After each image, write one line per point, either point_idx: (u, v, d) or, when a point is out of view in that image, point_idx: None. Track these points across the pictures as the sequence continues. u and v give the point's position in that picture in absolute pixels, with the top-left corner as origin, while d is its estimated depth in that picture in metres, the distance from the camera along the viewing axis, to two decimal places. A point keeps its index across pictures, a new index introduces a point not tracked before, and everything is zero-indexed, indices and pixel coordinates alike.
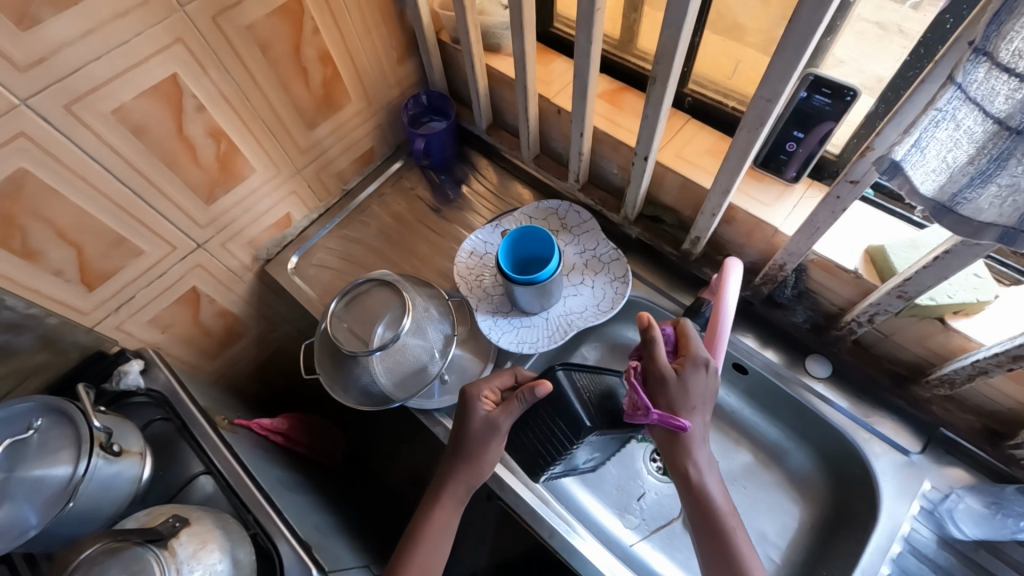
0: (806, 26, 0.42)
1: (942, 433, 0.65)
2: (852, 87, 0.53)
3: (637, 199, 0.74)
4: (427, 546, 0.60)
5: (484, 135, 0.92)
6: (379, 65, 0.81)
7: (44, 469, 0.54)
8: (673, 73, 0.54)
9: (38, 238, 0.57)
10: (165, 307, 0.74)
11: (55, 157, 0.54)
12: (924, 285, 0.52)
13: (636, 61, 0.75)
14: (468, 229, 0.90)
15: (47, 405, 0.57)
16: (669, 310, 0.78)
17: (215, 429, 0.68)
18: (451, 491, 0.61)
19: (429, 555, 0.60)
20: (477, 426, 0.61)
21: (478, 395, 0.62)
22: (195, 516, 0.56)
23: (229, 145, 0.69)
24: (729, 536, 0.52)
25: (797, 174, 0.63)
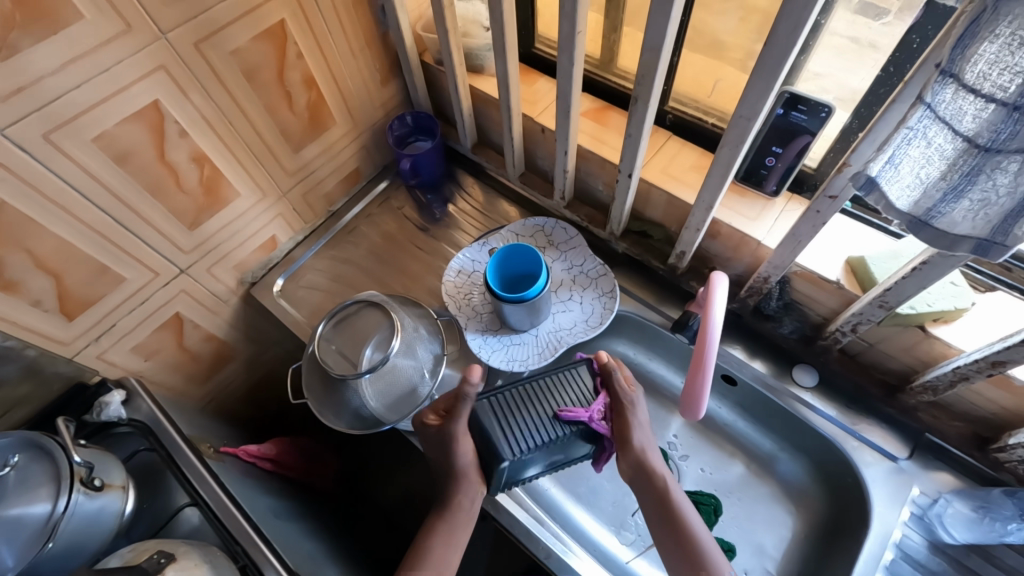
0: (782, 47, 0.43)
1: (928, 439, 0.67)
2: (828, 104, 0.55)
3: (623, 215, 0.75)
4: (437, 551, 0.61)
5: (469, 154, 0.93)
6: (363, 86, 0.81)
7: (22, 507, 0.52)
8: (654, 93, 0.55)
9: (17, 269, 0.55)
10: (149, 334, 0.73)
11: (34, 187, 0.53)
12: (904, 296, 0.53)
13: (618, 79, 0.76)
14: (456, 248, 0.90)
15: (26, 440, 0.56)
16: (658, 323, 0.78)
17: (201, 458, 0.66)
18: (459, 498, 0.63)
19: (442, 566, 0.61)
20: (434, 439, 0.63)
21: (427, 420, 0.64)
22: (182, 550, 0.55)
23: (212, 170, 0.68)
24: (693, 531, 0.58)
25: (777, 188, 0.65)
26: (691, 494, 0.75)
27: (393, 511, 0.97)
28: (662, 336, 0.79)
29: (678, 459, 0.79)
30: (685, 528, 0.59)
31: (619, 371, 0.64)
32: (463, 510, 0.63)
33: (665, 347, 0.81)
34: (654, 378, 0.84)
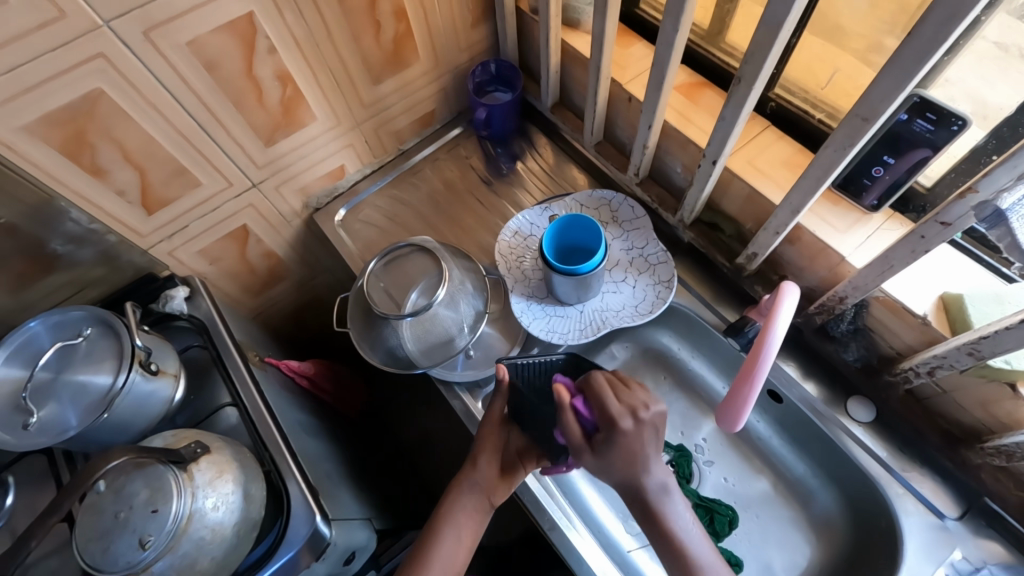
0: (926, 43, 0.37)
1: (986, 504, 0.61)
2: (962, 115, 0.47)
3: (697, 203, 0.70)
4: (445, 538, 0.62)
5: (547, 112, 0.89)
6: (452, 26, 0.79)
7: (88, 375, 0.57)
8: (761, 75, 0.50)
9: (107, 158, 0.59)
10: (216, 240, 0.77)
11: (130, 82, 0.55)
12: (1001, 348, 0.47)
13: (722, 55, 0.70)
14: (516, 207, 0.88)
15: (97, 316, 0.61)
16: (711, 323, 0.75)
17: (246, 364, 0.70)
18: (464, 494, 0.64)
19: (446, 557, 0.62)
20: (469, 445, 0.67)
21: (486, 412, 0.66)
22: (216, 445, 0.58)
23: (294, 90, 0.69)
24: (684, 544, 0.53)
25: (877, 203, 0.58)
26: (709, 501, 0.72)
27: (410, 445, 1.06)
28: (713, 337, 0.75)
29: (702, 463, 0.76)
30: (679, 547, 0.53)
31: (609, 399, 0.53)
32: (476, 511, 0.64)
33: (713, 348, 0.77)
34: (694, 377, 0.81)
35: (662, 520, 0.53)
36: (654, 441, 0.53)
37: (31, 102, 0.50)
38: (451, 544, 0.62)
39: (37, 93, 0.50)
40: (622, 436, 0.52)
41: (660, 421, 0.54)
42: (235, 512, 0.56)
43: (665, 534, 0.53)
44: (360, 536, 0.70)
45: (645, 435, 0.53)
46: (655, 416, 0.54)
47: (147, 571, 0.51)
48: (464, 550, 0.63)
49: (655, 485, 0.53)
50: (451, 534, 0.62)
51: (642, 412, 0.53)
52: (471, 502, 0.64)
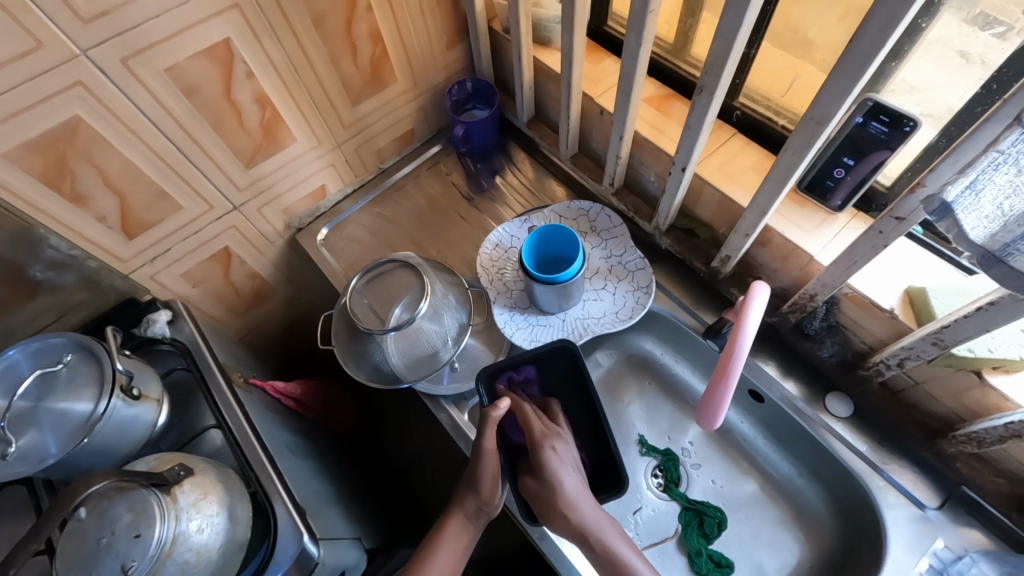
0: (868, 49, 0.39)
1: (964, 492, 0.62)
2: (913, 116, 0.50)
3: (671, 210, 0.72)
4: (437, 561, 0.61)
5: (524, 128, 0.91)
6: (427, 47, 0.81)
7: (69, 402, 0.57)
8: (721, 84, 0.52)
9: (86, 184, 0.60)
10: (198, 263, 0.77)
11: (108, 109, 0.56)
12: (962, 336, 0.49)
13: (688, 67, 0.72)
14: (497, 221, 0.90)
15: (78, 342, 0.61)
16: (690, 327, 0.76)
17: (230, 385, 0.70)
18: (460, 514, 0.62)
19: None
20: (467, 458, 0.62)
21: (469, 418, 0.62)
22: (200, 467, 0.58)
23: (273, 113, 0.70)
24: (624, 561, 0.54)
25: (842, 203, 0.60)
26: (698, 504, 0.73)
27: (399, 464, 1.05)
28: (693, 340, 0.77)
29: (690, 466, 0.77)
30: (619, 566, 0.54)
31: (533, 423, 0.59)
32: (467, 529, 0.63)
33: (694, 352, 0.79)
34: (678, 381, 0.82)
35: (599, 545, 0.54)
36: (567, 469, 0.56)
37: (9, 130, 0.51)
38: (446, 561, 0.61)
39: (17, 121, 0.51)
40: (546, 454, 0.57)
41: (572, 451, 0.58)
42: (221, 534, 0.55)
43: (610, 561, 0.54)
44: (349, 555, 0.69)
45: (557, 461, 0.56)
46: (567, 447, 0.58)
47: None
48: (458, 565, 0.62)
49: (582, 504, 0.55)
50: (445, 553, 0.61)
51: (548, 437, 0.58)
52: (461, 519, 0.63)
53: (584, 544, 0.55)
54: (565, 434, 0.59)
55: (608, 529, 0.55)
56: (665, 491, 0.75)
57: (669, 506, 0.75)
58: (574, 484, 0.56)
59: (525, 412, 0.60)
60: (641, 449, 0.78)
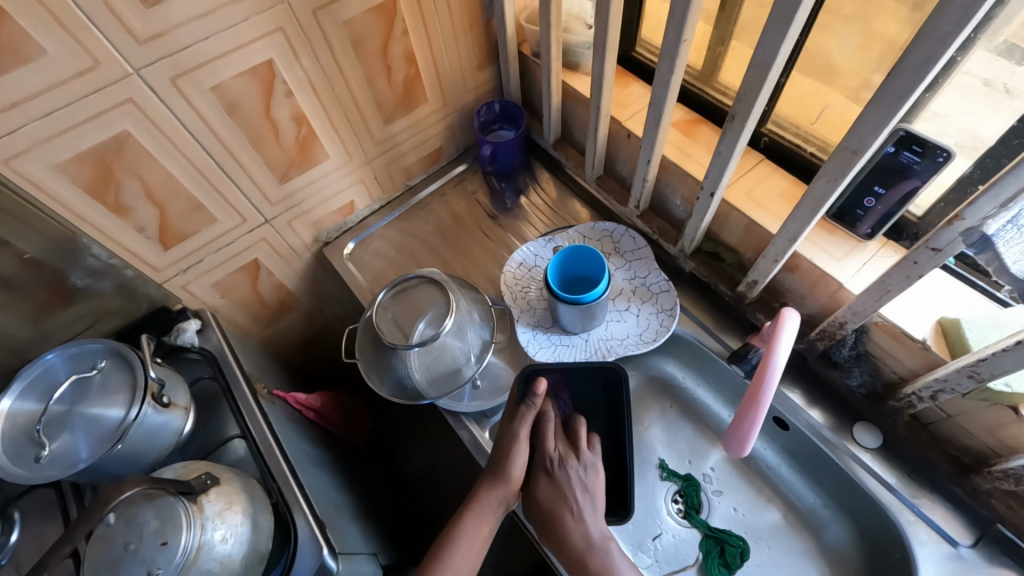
0: (907, 81, 0.40)
1: (999, 530, 0.60)
2: (946, 148, 0.50)
3: (697, 233, 0.72)
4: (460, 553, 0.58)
5: (549, 149, 0.93)
6: (459, 69, 0.83)
7: (102, 408, 0.58)
8: (754, 112, 0.52)
9: (130, 196, 0.62)
10: (228, 274, 0.79)
11: (155, 125, 0.59)
12: (1001, 369, 0.48)
13: (716, 94, 0.73)
14: (520, 239, 0.91)
15: (113, 349, 0.62)
16: (714, 351, 0.75)
17: (255, 396, 0.71)
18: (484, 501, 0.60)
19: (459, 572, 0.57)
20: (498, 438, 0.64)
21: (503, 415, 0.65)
22: (225, 476, 0.59)
23: (309, 130, 0.72)
24: None
25: (872, 231, 0.60)
26: (720, 532, 0.72)
27: (411, 479, 1.05)
28: (717, 365, 0.76)
29: (711, 492, 0.76)
30: None
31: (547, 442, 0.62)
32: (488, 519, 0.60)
33: (718, 376, 0.78)
34: (699, 405, 0.81)
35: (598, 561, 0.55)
36: (585, 484, 0.59)
37: (62, 144, 0.53)
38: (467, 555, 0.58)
39: (71, 135, 0.53)
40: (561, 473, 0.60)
41: (587, 470, 0.60)
42: (244, 544, 0.55)
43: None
44: (366, 571, 0.69)
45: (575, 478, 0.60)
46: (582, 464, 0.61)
47: None
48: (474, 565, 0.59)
49: (582, 514, 0.58)
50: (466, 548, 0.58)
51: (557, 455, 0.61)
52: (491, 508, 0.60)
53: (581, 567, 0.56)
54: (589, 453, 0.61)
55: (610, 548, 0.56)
56: (686, 517, 0.74)
57: (690, 533, 0.73)
58: (581, 504, 0.58)
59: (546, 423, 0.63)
60: (661, 473, 0.77)
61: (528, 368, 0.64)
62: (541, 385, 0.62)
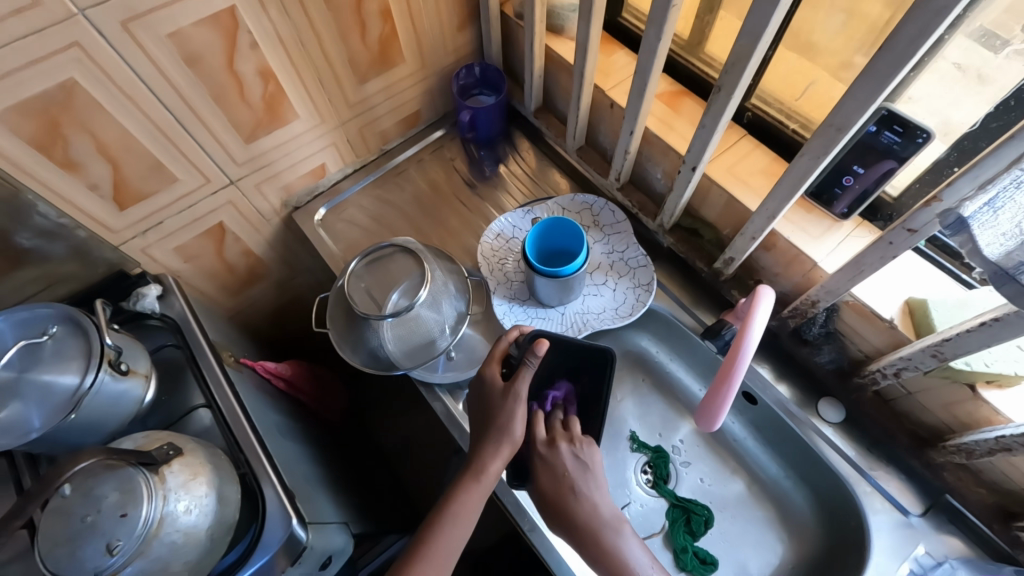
0: (896, 58, 0.39)
1: (947, 500, 0.64)
2: (927, 128, 0.50)
3: (676, 209, 0.72)
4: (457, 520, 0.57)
5: (531, 117, 0.90)
6: (438, 27, 0.79)
7: (54, 375, 0.55)
8: (741, 85, 0.51)
9: (79, 151, 0.57)
10: (192, 238, 0.75)
11: (106, 73, 0.54)
12: (963, 349, 0.50)
13: (702, 65, 0.72)
14: (498, 210, 0.89)
15: (65, 314, 0.59)
16: (689, 326, 0.76)
17: (221, 365, 0.68)
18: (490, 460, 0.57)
19: (457, 533, 0.57)
20: (493, 395, 0.60)
21: (491, 381, 0.61)
22: (189, 447, 0.57)
23: (276, 87, 0.68)
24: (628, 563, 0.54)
25: (847, 210, 0.61)
26: (685, 501, 0.74)
27: (388, 451, 1.06)
28: (690, 340, 0.77)
29: (679, 464, 0.77)
30: (621, 566, 0.54)
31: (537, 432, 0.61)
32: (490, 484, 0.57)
33: (690, 351, 0.79)
34: (671, 379, 0.82)
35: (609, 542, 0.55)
36: (574, 463, 0.59)
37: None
38: (463, 509, 0.57)
39: (9, 81, 0.49)
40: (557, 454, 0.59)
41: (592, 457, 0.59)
42: (209, 516, 0.54)
43: (613, 560, 0.54)
44: (337, 539, 0.69)
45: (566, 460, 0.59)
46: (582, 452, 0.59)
47: None
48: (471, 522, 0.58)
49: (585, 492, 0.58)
50: (464, 508, 0.57)
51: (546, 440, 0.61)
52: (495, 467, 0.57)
53: (588, 546, 0.56)
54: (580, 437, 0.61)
55: (618, 526, 0.57)
56: (654, 488, 0.76)
57: (658, 502, 0.75)
58: (586, 480, 0.58)
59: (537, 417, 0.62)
60: (632, 445, 0.78)
61: (535, 332, 0.62)
62: (542, 346, 0.57)
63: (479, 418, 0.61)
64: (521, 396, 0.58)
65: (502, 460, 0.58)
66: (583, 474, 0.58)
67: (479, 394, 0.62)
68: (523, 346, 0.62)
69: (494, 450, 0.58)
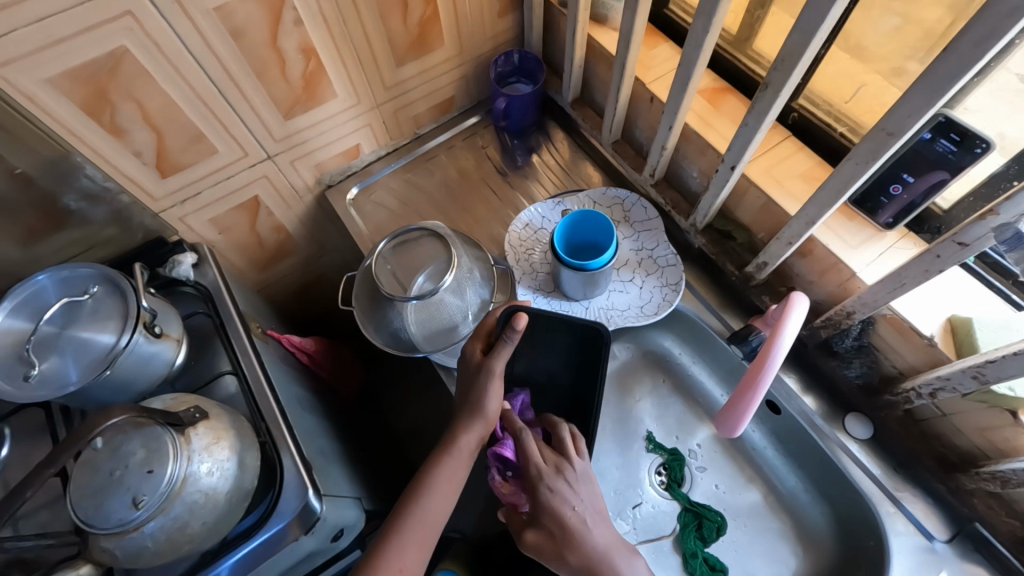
0: (959, 61, 0.37)
1: (976, 529, 0.60)
2: (986, 138, 0.47)
3: (711, 209, 0.70)
4: (434, 492, 0.59)
5: (567, 108, 0.89)
6: (480, 12, 0.78)
7: (92, 333, 0.58)
8: (788, 84, 0.49)
9: (126, 118, 0.59)
10: (227, 210, 0.77)
11: (155, 43, 0.55)
12: (1006, 373, 0.47)
13: (748, 62, 0.69)
14: (528, 200, 0.88)
15: (105, 275, 0.61)
16: (715, 330, 0.75)
17: (249, 335, 0.70)
18: (465, 439, 0.59)
19: (440, 507, 0.59)
20: (468, 371, 0.61)
21: (470, 350, 0.62)
22: (214, 412, 0.59)
23: (317, 65, 0.69)
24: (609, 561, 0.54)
25: (891, 222, 0.58)
26: (698, 507, 0.73)
27: (400, 431, 1.07)
28: (715, 343, 0.76)
29: (694, 468, 0.76)
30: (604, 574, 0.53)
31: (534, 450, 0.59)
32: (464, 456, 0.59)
33: (714, 355, 0.78)
34: (692, 382, 0.81)
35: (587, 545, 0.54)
36: (577, 495, 0.56)
37: (53, 56, 0.50)
38: (447, 482, 0.59)
39: (64, 45, 0.50)
40: (547, 492, 0.56)
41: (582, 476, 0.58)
42: (229, 480, 0.56)
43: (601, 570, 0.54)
44: (349, 514, 0.70)
45: (568, 495, 0.56)
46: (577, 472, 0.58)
47: (137, 531, 0.51)
48: (449, 499, 0.59)
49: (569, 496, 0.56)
50: (443, 483, 0.59)
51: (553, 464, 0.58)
52: (470, 441, 0.59)
53: (592, 574, 0.54)
54: (573, 459, 0.59)
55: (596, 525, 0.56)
56: (667, 490, 0.75)
57: (670, 505, 0.74)
58: (569, 486, 0.57)
59: (526, 442, 0.60)
60: (647, 445, 0.78)
61: (513, 305, 0.62)
62: (520, 320, 0.57)
63: (463, 383, 0.62)
64: (495, 373, 0.59)
65: (476, 436, 0.60)
66: (577, 480, 0.57)
67: (461, 369, 0.63)
68: (504, 320, 0.62)
69: (467, 428, 0.60)
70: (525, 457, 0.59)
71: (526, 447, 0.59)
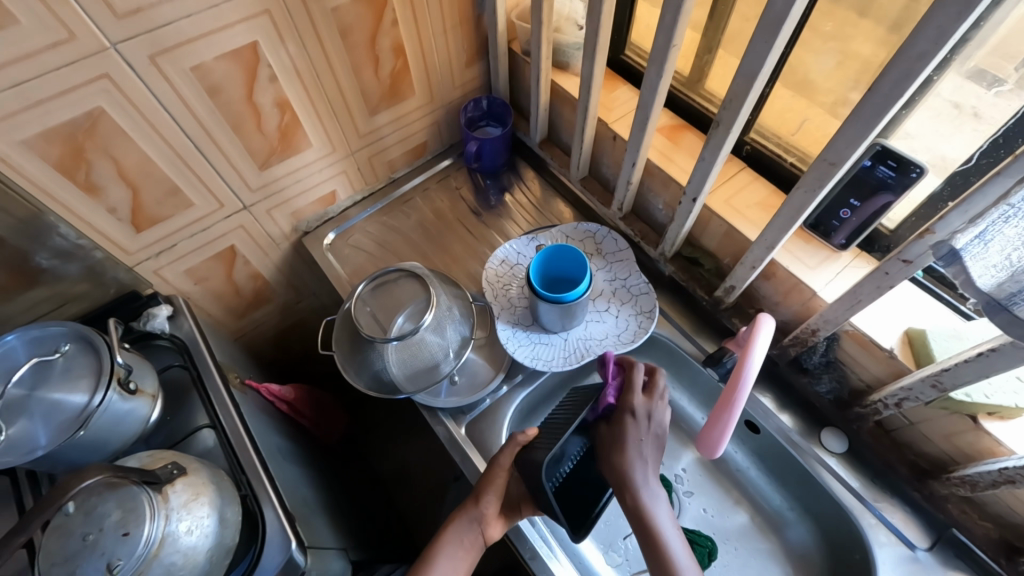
0: (883, 98, 0.41)
1: (954, 534, 0.62)
2: (920, 164, 0.51)
3: (678, 238, 0.73)
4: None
5: (536, 148, 0.93)
6: (447, 62, 0.82)
7: (64, 393, 0.56)
8: (737, 121, 0.53)
9: (101, 175, 0.60)
10: (202, 261, 0.77)
11: (131, 103, 0.57)
12: (961, 380, 0.50)
13: (701, 101, 0.74)
14: (503, 237, 0.90)
15: (77, 332, 0.60)
16: (690, 354, 0.77)
17: (227, 387, 0.69)
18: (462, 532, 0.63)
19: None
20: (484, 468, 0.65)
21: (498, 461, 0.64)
22: (193, 467, 0.57)
23: (292, 117, 0.71)
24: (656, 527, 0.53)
25: (845, 242, 0.62)
26: (689, 532, 0.72)
27: (385, 476, 1.08)
28: (692, 367, 0.77)
29: (682, 493, 0.77)
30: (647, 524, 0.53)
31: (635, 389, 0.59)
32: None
33: (693, 379, 0.79)
34: (673, 407, 0.82)
35: (642, 512, 0.53)
36: (646, 445, 0.56)
37: (29, 119, 0.51)
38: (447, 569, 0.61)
39: (39, 109, 0.51)
40: (625, 423, 0.57)
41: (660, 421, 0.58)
42: (209, 538, 0.54)
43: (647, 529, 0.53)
44: (335, 565, 0.68)
45: (639, 426, 0.57)
46: (657, 417, 0.58)
47: None
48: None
49: (639, 448, 0.55)
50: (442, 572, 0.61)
51: (644, 410, 0.58)
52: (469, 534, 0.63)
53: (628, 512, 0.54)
54: (659, 408, 0.59)
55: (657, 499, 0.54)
56: None
57: None
58: (646, 441, 0.56)
59: (634, 373, 0.61)
60: None
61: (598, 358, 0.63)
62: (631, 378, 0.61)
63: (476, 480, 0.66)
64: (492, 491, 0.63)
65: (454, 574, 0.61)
66: (644, 437, 0.56)
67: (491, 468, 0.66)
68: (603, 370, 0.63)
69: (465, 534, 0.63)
70: (623, 389, 0.60)
71: (629, 384, 0.60)
